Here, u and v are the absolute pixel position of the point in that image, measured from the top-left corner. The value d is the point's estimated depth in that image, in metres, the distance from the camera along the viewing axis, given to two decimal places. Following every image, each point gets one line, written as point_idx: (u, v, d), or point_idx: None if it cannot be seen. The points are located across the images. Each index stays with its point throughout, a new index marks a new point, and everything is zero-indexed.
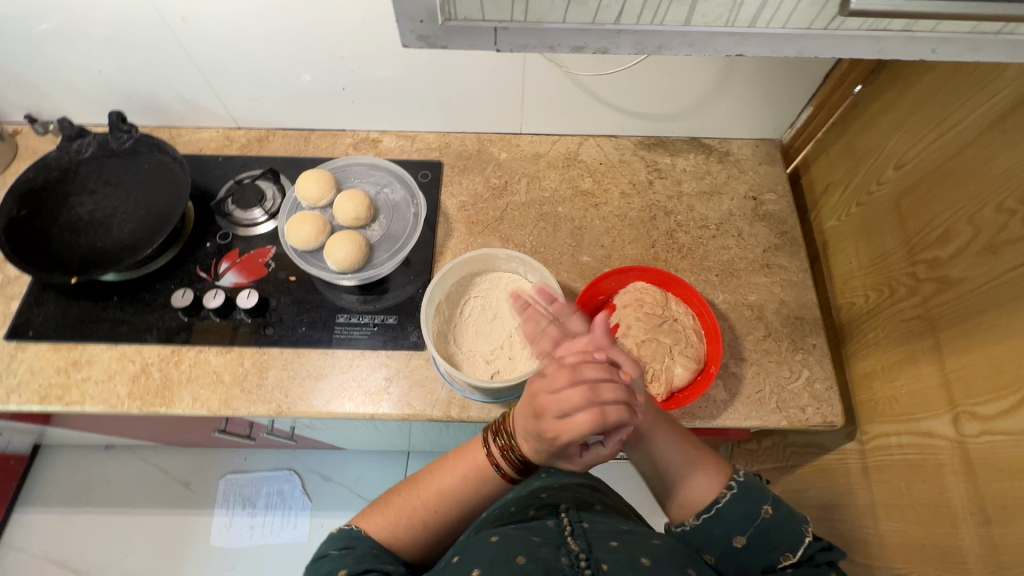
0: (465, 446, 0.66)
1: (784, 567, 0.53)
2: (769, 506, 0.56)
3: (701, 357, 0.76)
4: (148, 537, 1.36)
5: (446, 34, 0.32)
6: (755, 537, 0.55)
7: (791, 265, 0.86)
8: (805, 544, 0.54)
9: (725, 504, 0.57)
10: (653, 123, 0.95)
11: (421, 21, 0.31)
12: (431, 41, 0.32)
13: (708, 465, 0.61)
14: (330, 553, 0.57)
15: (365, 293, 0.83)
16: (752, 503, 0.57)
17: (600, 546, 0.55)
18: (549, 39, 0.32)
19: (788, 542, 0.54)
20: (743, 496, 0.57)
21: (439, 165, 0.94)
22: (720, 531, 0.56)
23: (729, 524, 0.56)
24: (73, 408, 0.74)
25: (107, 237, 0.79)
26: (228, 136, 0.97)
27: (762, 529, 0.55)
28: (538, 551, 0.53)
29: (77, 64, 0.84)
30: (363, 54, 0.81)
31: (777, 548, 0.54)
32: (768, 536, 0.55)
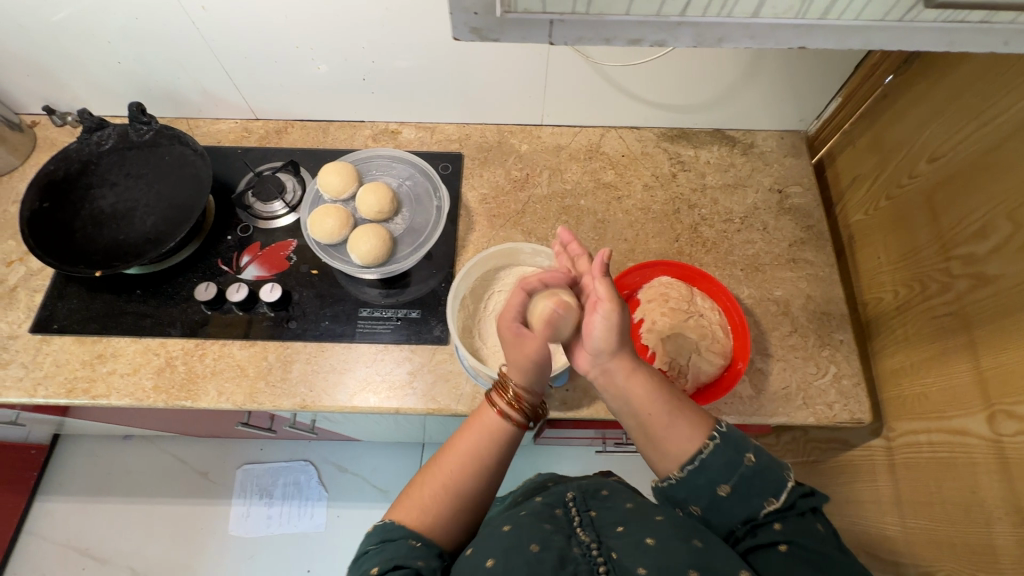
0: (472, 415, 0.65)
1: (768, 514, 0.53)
2: (751, 455, 0.55)
3: (728, 352, 0.75)
4: (168, 526, 1.38)
5: (501, 27, 0.31)
6: (739, 485, 0.54)
7: (817, 260, 0.85)
8: (787, 491, 0.53)
9: (708, 453, 0.55)
10: (676, 115, 0.93)
11: (475, 12, 0.30)
12: (483, 33, 0.31)
13: (689, 414, 0.59)
14: (367, 549, 0.55)
15: (387, 287, 0.83)
16: (735, 452, 0.55)
17: (608, 534, 0.56)
18: (606, 31, 0.31)
19: (770, 488, 0.54)
20: (725, 446, 0.55)
21: (459, 157, 0.93)
22: (703, 481, 0.55)
23: (708, 476, 0.55)
24: (99, 401, 0.74)
25: (130, 230, 0.78)
26: (246, 128, 0.96)
27: (745, 479, 0.54)
28: (551, 538, 0.55)
29: (95, 53, 0.83)
30: (382, 43, 0.80)
31: (760, 495, 0.53)
32: (750, 484, 0.54)
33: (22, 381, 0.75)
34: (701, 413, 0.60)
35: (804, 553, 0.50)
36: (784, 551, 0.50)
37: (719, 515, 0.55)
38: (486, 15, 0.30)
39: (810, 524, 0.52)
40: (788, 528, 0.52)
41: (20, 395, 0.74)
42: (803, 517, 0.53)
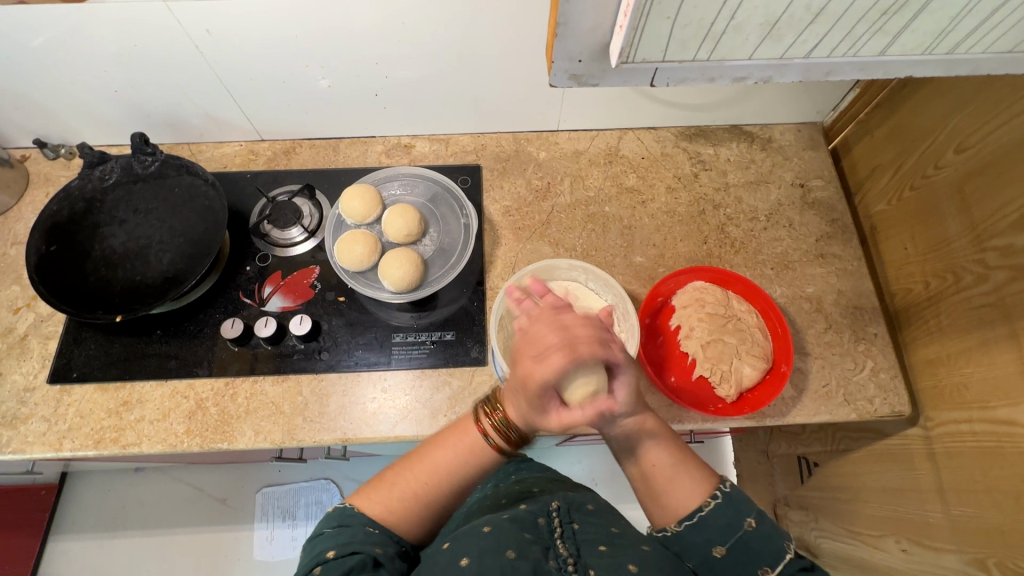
0: (459, 421, 0.64)
1: None
2: (752, 520, 0.54)
3: (769, 355, 0.75)
4: (190, 557, 1.34)
5: (596, 71, 0.38)
6: (735, 548, 0.53)
7: (844, 254, 0.86)
8: (786, 561, 0.51)
9: (710, 512, 0.55)
10: (695, 113, 0.92)
11: (576, 60, 0.37)
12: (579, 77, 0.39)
13: (694, 473, 0.58)
14: (323, 531, 0.54)
15: (418, 309, 0.81)
16: (736, 515, 0.54)
17: (589, 550, 0.53)
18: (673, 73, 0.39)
19: (768, 555, 0.52)
20: (728, 506, 0.55)
21: (477, 169, 0.91)
22: (699, 539, 0.54)
23: (708, 532, 0.54)
24: (129, 451, 0.71)
25: (146, 269, 0.75)
26: (253, 150, 0.92)
27: (745, 543, 0.53)
28: (528, 549, 0.52)
29: (89, 81, 0.78)
30: (396, 56, 0.76)
31: (756, 561, 0.52)
32: (749, 548, 0.53)
33: (46, 435, 0.71)
34: (709, 475, 0.59)
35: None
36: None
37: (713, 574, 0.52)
38: (587, 62, 0.37)
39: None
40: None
41: (45, 450, 0.70)
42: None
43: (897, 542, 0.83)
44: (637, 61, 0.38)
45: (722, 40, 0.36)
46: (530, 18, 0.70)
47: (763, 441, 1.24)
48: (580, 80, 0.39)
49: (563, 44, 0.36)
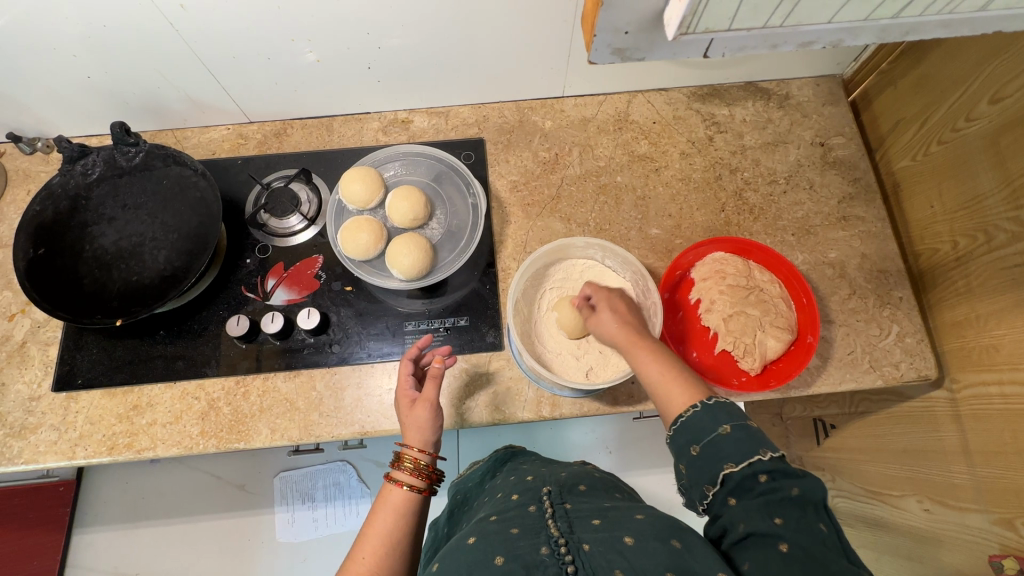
0: (375, 504, 0.64)
1: (732, 480, 0.50)
2: (726, 425, 0.53)
3: (795, 326, 0.73)
4: (213, 542, 1.35)
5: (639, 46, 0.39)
6: (708, 448, 0.52)
7: (868, 215, 0.82)
8: (754, 460, 0.50)
9: (690, 416, 0.55)
10: (709, 72, 0.86)
11: (620, 34, 0.37)
12: (622, 53, 0.40)
13: (684, 382, 0.59)
14: None
15: (428, 295, 0.78)
16: (712, 421, 0.54)
17: (582, 527, 0.54)
18: (715, 44, 0.39)
19: (752, 468, 0.49)
20: (705, 414, 0.54)
21: (481, 143, 0.86)
22: (681, 441, 0.55)
23: (688, 430, 0.55)
24: (145, 455, 0.70)
25: (141, 268, 0.71)
26: (241, 133, 0.87)
27: (718, 444, 0.52)
28: (517, 546, 0.51)
29: (58, 68, 0.73)
30: (387, 22, 0.70)
31: (725, 459, 0.51)
32: (720, 450, 0.52)
33: (58, 444, 0.70)
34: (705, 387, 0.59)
35: (802, 554, 0.45)
36: (773, 523, 0.47)
37: (697, 489, 0.53)
38: (633, 34, 0.37)
39: (807, 518, 0.47)
40: (789, 526, 0.47)
41: (59, 459, 0.69)
42: (801, 508, 0.48)
43: (918, 501, 0.84)
44: (697, 31, 0.37)
45: (802, 1, 0.35)
46: None
47: (776, 403, 1.24)
48: (625, 54, 0.40)
49: (605, 21, 0.36)
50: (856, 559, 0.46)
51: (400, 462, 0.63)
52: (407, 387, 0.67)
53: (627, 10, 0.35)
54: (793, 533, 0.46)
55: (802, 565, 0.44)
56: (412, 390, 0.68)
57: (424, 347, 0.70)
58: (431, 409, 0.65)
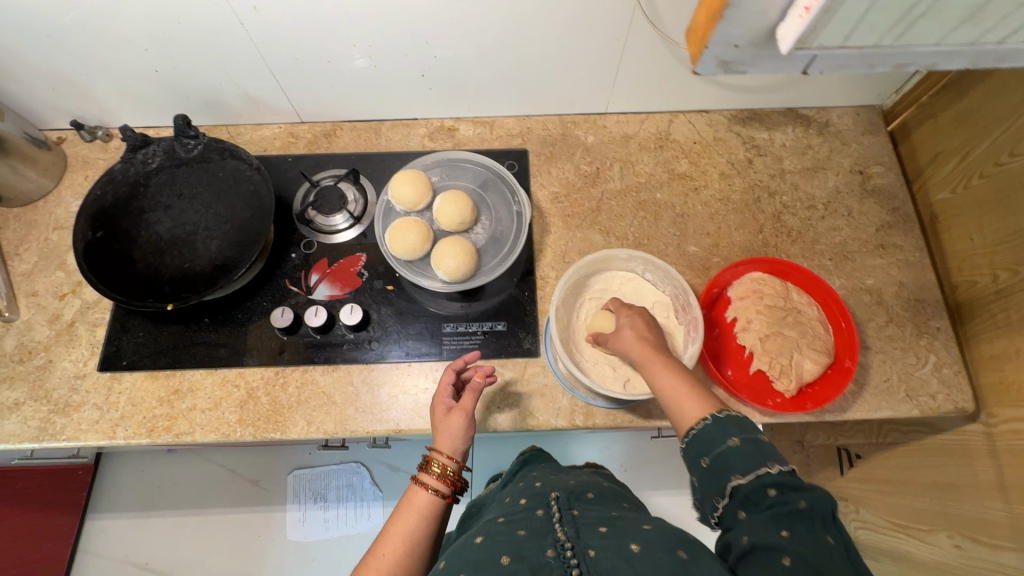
0: (398, 506, 0.64)
1: (739, 491, 0.51)
2: (736, 438, 0.53)
3: (832, 349, 0.73)
4: (225, 536, 1.35)
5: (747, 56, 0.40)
6: (717, 461, 0.53)
7: (906, 244, 0.83)
8: (762, 473, 0.50)
9: (701, 429, 0.55)
10: (752, 96, 0.88)
11: (734, 44, 0.38)
12: (728, 63, 0.41)
13: (701, 395, 0.58)
14: None
15: (467, 299, 0.79)
16: (721, 433, 0.54)
17: (588, 533, 0.54)
18: (823, 59, 0.39)
19: (762, 481, 0.50)
20: (716, 426, 0.55)
21: (524, 154, 0.88)
22: (692, 453, 0.56)
23: (697, 442, 0.55)
24: (183, 439, 0.71)
25: (193, 256, 0.73)
26: (292, 132, 0.90)
27: (726, 457, 0.52)
28: (524, 547, 0.52)
29: (130, 62, 0.76)
30: (446, 32, 0.73)
31: (732, 471, 0.51)
32: (728, 463, 0.52)
33: (99, 423, 0.71)
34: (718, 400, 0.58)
35: (806, 568, 0.45)
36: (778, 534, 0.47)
37: (705, 502, 0.54)
38: (743, 47, 0.39)
39: (817, 532, 0.47)
40: (796, 538, 0.46)
41: (100, 438, 0.71)
42: (807, 521, 0.48)
43: (950, 537, 0.82)
44: (811, 47, 0.38)
45: (919, 19, 0.36)
46: None
47: (798, 431, 1.23)
48: (729, 67, 0.41)
49: (724, 30, 0.37)
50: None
51: (430, 466, 0.64)
52: (444, 395, 0.68)
53: (749, 19, 0.36)
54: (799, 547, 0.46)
55: None
56: (450, 400, 0.68)
57: (469, 362, 0.70)
58: (468, 421, 0.66)
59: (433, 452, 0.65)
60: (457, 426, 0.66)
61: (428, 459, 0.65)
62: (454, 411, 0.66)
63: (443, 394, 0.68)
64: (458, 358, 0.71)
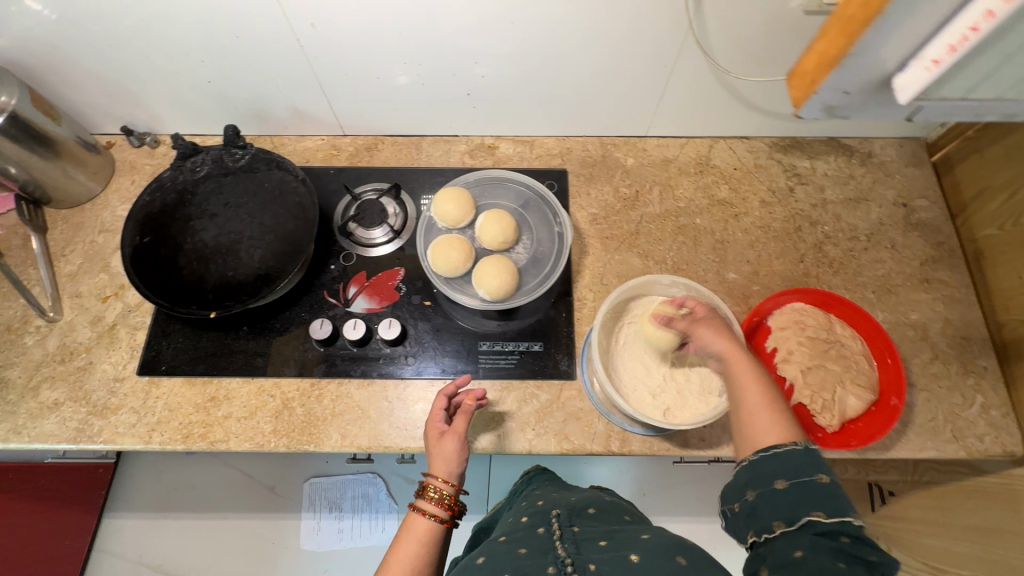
0: (396, 537, 0.61)
1: (814, 522, 0.47)
2: (826, 477, 0.49)
3: (877, 387, 0.71)
4: (240, 541, 1.31)
5: (855, 104, 0.40)
6: (799, 488, 0.49)
7: (951, 280, 0.81)
8: (846, 520, 0.47)
9: (788, 452, 0.51)
10: (796, 124, 0.87)
11: (843, 92, 0.39)
12: (832, 108, 0.41)
13: (783, 417, 0.55)
14: None
15: (504, 318, 0.79)
16: (812, 466, 0.50)
17: (589, 547, 0.53)
18: (938, 109, 0.38)
19: (842, 525, 0.47)
20: (806, 456, 0.51)
21: (564, 174, 0.88)
22: (769, 469, 0.51)
23: (781, 462, 0.51)
24: (218, 447, 0.71)
25: (237, 264, 0.74)
26: (334, 144, 0.91)
27: (811, 488, 0.49)
28: (524, 564, 0.51)
29: (186, 73, 0.78)
30: (496, 53, 0.74)
31: (817, 505, 0.48)
32: (812, 494, 0.48)
33: (135, 427, 0.72)
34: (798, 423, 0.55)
35: None
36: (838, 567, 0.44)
37: (761, 518, 0.50)
38: (852, 94, 0.39)
39: None
40: None
41: (136, 442, 0.71)
42: (870, 572, 0.45)
43: None
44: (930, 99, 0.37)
45: None
46: (645, 23, 0.68)
47: None
48: (834, 110, 0.41)
49: (833, 83, 0.38)
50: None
51: (426, 493, 0.62)
52: (436, 419, 0.67)
53: (860, 72, 0.37)
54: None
55: None
56: (442, 424, 0.67)
57: (459, 386, 0.70)
58: (461, 442, 0.65)
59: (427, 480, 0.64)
60: (449, 451, 0.64)
61: (423, 487, 0.63)
62: (445, 435, 0.65)
63: (435, 420, 0.67)
64: (448, 382, 0.71)
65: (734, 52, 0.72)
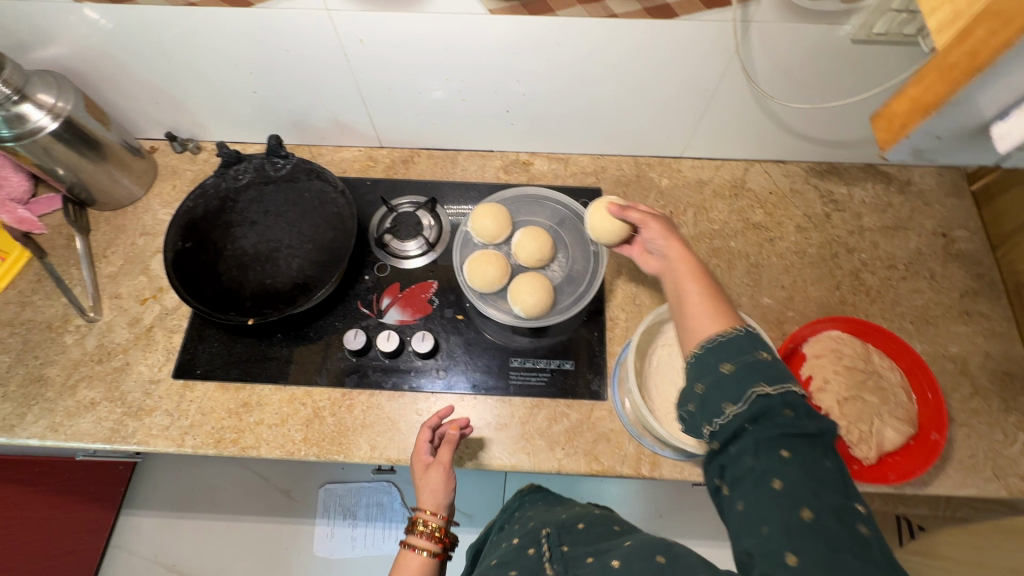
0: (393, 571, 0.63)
1: (760, 402, 0.42)
2: (767, 354, 0.45)
3: (916, 420, 0.70)
4: (254, 543, 1.30)
5: (944, 147, 0.34)
6: (743, 369, 0.44)
7: (992, 313, 0.80)
8: (789, 392, 0.42)
9: (729, 337, 0.46)
10: (834, 150, 0.87)
11: (935, 136, 0.33)
12: (918, 152, 0.35)
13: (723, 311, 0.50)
14: None
15: (536, 335, 0.79)
16: (751, 345, 0.45)
17: (576, 568, 0.52)
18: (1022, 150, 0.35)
19: (783, 393, 0.43)
20: (746, 337, 0.46)
21: (598, 193, 0.88)
22: (710, 359, 0.46)
23: (723, 350, 0.46)
24: (248, 453, 0.71)
25: (275, 272, 0.75)
26: (371, 156, 0.92)
27: (756, 370, 0.44)
28: None
29: (234, 83, 0.80)
30: (539, 72, 0.74)
31: (763, 384, 0.43)
32: (758, 374, 0.43)
33: (169, 430, 0.72)
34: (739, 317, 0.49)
35: (815, 499, 0.38)
36: (782, 459, 0.40)
37: (711, 410, 0.44)
38: (943, 138, 0.33)
39: (822, 456, 0.41)
40: (805, 464, 0.40)
41: (169, 445, 0.71)
42: (812, 444, 0.41)
43: None
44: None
45: None
46: (691, 48, 0.68)
47: None
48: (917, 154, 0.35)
49: (933, 127, 0.32)
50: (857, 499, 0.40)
51: (416, 529, 0.63)
52: (420, 452, 0.66)
53: (964, 116, 0.31)
54: (802, 471, 0.40)
55: (815, 505, 0.38)
56: (427, 457, 0.67)
57: (443, 416, 0.69)
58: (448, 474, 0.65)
59: (414, 515, 0.64)
60: (436, 486, 0.64)
61: (412, 522, 0.63)
62: (429, 470, 0.65)
63: (419, 454, 0.66)
64: (431, 413, 0.69)
65: (776, 78, 0.72)
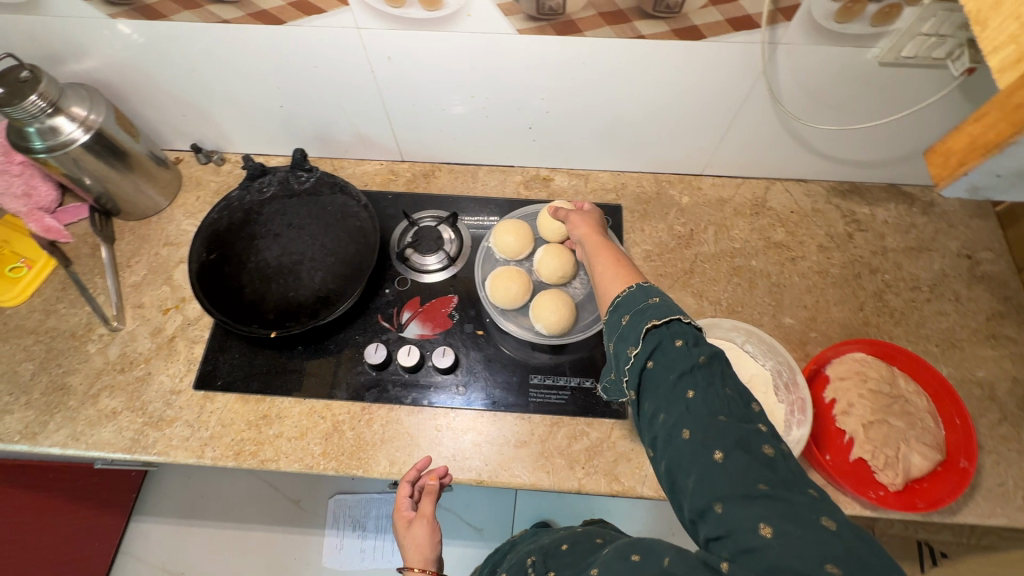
0: None
1: (650, 344, 0.46)
2: (656, 297, 0.49)
3: (944, 446, 0.69)
4: (262, 554, 1.28)
5: (1008, 185, 0.33)
6: (635, 318, 0.48)
7: (1020, 337, 0.78)
8: (673, 327, 0.46)
9: (625, 295, 0.51)
10: (856, 170, 0.86)
11: (994, 174, 0.32)
12: (977, 190, 0.34)
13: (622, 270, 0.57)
14: None
15: (557, 351, 0.79)
16: (642, 295, 0.50)
17: None
18: None
19: (670, 332, 0.45)
20: (640, 291, 0.51)
21: (619, 210, 0.88)
22: (613, 320, 0.50)
23: (620, 308, 0.50)
24: (267, 466, 0.71)
25: (297, 285, 0.75)
26: (392, 169, 0.93)
27: (644, 317, 0.47)
28: None
29: (261, 98, 0.81)
30: (562, 91, 0.75)
31: (650, 327, 0.46)
32: (646, 319, 0.47)
33: (189, 441, 0.72)
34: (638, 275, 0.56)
35: (719, 436, 0.41)
36: (688, 399, 0.42)
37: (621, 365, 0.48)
38: (1004, 177, 0.32)
39: (718, 382, 0.43)
40: (703, 397, 0.42)
41: (189, 456, 0.71)
42: (708, 375, 0.43)
43: None
44: None
45: None
46: (715, 70, 0.69)
47: None
48: (977, 191, 0.34)
49: (990, 165, 0.31)
50: (758, 420, 0.43)
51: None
52: (403, 508, 0.67)
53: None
54: (704, 408, 0.42)
55: (722, 440, 0.40)
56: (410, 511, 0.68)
57: (421, 468, 0.68)
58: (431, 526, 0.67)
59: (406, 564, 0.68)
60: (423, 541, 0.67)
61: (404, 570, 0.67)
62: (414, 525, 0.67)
63: (403, 510, 0.68)
64: (409, 466, 0.68)
65: (801, 100, 0.72)
